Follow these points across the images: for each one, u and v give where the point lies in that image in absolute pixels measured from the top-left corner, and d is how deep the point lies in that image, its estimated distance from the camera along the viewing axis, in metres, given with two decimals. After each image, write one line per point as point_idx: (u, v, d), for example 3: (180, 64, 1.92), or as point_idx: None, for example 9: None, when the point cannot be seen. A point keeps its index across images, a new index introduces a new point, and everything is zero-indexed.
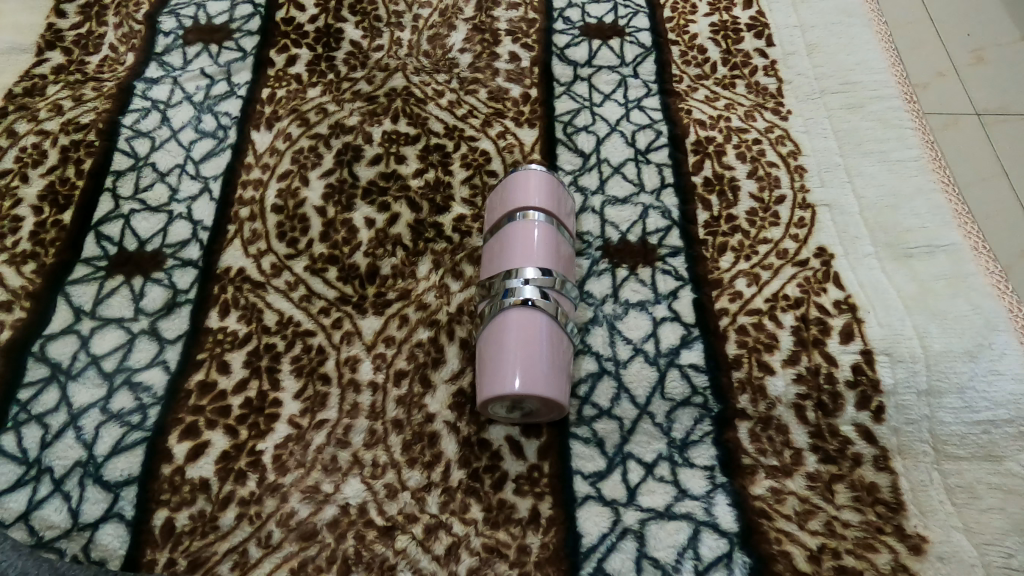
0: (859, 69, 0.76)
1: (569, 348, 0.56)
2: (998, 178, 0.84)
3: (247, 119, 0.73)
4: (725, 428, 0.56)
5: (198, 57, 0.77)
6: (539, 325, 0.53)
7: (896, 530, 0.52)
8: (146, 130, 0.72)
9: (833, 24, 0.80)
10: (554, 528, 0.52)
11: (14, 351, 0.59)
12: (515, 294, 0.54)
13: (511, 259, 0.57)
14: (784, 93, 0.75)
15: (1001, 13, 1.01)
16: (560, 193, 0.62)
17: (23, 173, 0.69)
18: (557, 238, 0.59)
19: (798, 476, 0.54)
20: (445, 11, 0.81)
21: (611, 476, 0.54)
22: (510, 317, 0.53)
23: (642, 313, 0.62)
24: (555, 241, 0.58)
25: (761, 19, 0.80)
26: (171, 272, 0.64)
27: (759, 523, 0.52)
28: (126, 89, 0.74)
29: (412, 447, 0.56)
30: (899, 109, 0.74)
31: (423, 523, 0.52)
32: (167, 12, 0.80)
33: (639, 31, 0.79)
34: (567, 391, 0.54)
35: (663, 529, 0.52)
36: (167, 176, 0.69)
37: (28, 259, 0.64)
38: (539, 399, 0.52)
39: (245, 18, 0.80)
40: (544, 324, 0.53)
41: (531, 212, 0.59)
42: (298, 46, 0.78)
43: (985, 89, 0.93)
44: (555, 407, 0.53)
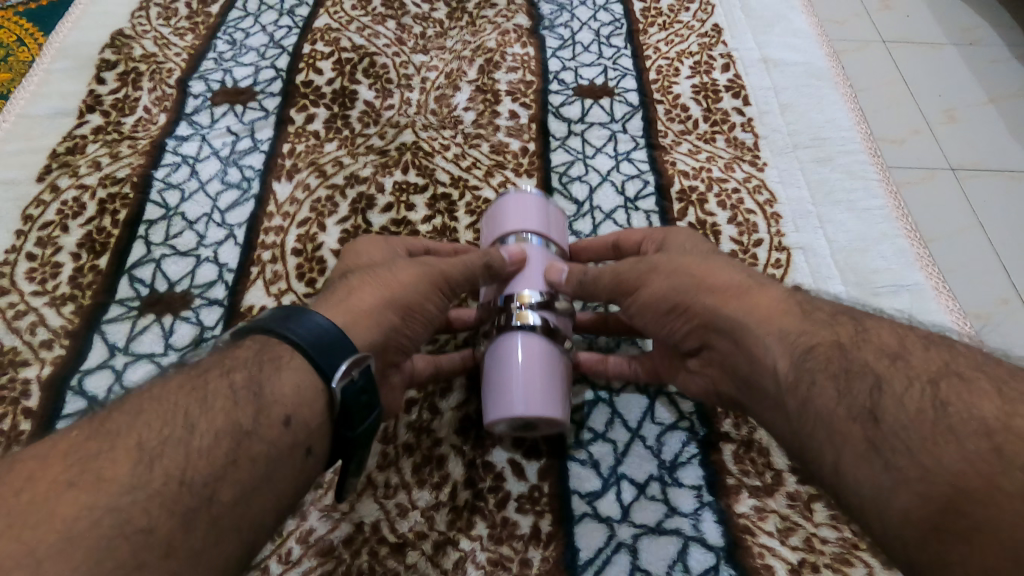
0: (827, 126, 0.84)
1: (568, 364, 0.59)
2: (974, 230, 0.91)
3: (269, 172, 0.79)
4: (710, 450, 0.61)
5: (224, 117, 0.84)
6: (538, 347, 0.56)
7: (870, 546, 0.56)
8: (177, 183, 0.78)
9: (803, 86, 0.88)
10: (554, 543, 0.56)
11: (55, 385, 0.64)
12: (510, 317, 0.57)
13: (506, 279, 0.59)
14: (760, 147, 0.82)
15: (968, 76, 1.10)
16: (552, 215, 0.66)
17: (64, 224, 0.74)
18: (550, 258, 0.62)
19: (779, 496, 0.58)
20: (450, 74, 0.89)
21: (606, 495, 0.59)
22: (511, 341, 0.56)
23: (633, 346, 0.67)
24: (550, 260, 0.61)
25: (738, 80, 0.88)
26: (199, 311, 0.69)
27: (743, 539, 0.56)
28: (158, 146, 0.81)
29: (422, 469, 0.60)
30: (865, 162, 0.81)
31: (431, 539, 0.57)
32: (197, 77, 0.88)
33: (626, 91, 0.87)
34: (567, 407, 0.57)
35: (654, 543, 0.56)
36: (195, 225, 0.75)
37: (67, 301, 0.69)
38: (542, 420, 0.55)
39: (268, 81, 0.87)
40: (542, 346, 0.56)
41: (526, 235, 0.63)
42: (316, 106, 0.85)
43: (958, 146, 1.00)
44: (557, 424, 0.56)
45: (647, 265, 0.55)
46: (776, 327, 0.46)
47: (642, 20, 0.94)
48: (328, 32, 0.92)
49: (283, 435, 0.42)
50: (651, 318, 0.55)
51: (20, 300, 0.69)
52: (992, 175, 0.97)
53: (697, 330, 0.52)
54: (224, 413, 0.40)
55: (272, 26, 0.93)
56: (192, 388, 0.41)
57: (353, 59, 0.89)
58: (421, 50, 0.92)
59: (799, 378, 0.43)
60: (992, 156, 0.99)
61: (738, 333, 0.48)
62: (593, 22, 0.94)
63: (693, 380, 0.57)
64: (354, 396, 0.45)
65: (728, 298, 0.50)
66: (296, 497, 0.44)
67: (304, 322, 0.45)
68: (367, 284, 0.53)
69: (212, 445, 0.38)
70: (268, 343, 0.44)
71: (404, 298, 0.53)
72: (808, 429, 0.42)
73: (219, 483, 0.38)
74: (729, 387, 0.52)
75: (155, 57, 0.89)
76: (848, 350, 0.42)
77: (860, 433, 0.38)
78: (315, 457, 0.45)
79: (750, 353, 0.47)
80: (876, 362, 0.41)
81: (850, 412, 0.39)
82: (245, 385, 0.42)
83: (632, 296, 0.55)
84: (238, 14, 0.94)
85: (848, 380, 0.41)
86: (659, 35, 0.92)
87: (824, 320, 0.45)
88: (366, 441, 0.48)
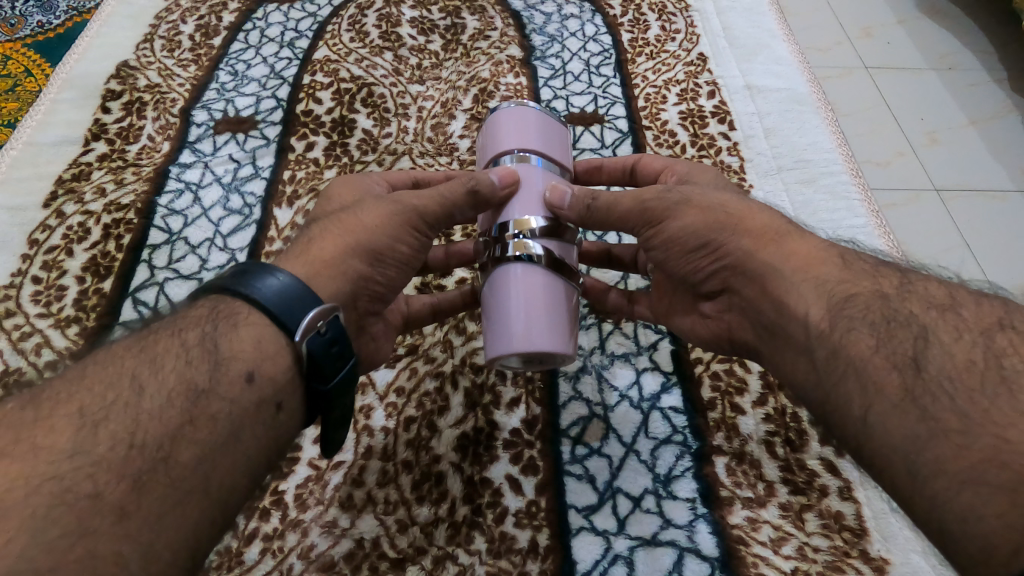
0: (810, 149, 0.87)
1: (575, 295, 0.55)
2: (959, 249, 0.94)
3: (270, 198, 0.81)
4: (703, 463, 0.62)
5: (226, 145, 0.86)
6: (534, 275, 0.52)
7: (861, 554, 0.57)
8: (180, 208, 0.80)
9: (786, 111, 0.91)
10: (552, 556, 0.57)
11: None
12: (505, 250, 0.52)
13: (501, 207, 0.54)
14: (746, 170, 0.85)
15: (949, 100, 1.14)
16: (548, 125, 0.58)
17: (69, 248, 0.76)
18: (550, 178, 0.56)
19: (771, 506, 0.60)
20: (446, 103, 0.92)
21: (602, 509, 0.60)
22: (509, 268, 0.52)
23: (626, 363, 0.69)
24: (551, 181, 0.55)
25: (723, 106, 0.91)
26: None
27: (737, 549, 0.57)
28: (161, 173, 0.83)
29: (421, 486, 0.61)
30: (847, 183, 0.84)
31: (431, 554, 0.58)
32: (199, 106, 0.90)
33: (616, 118, 0.90)
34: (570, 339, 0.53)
35: (650, 555, 0.57)
36: (198, 249, 0.77)
37: (72, 324, 0.71)
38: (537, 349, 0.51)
39: (269, 111, 0.90)
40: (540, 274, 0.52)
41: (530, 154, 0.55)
42: (316, 134, 0.87)
43: (941, 168, 1.04)
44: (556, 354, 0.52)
45: (679, 198, 0.52)
46: (814, 274, 0.46)
47: (630, 50, 0.98)
48: (327, 63, 0.95)
49: (246, 392, 0.41)
50: (676, 253, 0.53)
51: (25, 322, 0.71)
52: (975, 196, 1.00)
53: (723, 272, 0.51)
54: (176, 374, 0.40)
55: (273, 57, 0.96)
56: (142, 351, 0.41)
57: (352, 89, 0.92)
58: (417, 80, 0.95)
59: (834, 326, 0.43)
60: (975, 177, 1.03)
61: (769, 279, 0.48)
62: (583, 52, 0.97)
63: (704, 324, 0.58)
64: (323, 350, 0.44)
65: (765, 242, 0.49)
66: (272, 460, 0.44)
67: (263, 278, 0.44)
68: (331, 232, 0.51)
69: (164, 406, 0.39)
70: (222, 303, 0.45)
71: (372, 243, 0.51)
72: (837, 376, 0.42)
73: (176, 443, 0.38)
74: (746, 332, 0.52)
75: (159, 87, 0.92)
76: (892, 300, 0.43)
77: (897, 383, 0.39)
78: (291, 412, 0.45)
79: (779, 300, 0.47)
80: (923, 314, 0.41)
81: (889, 360, 0.40)
82: (199, 344, 0.42)
83: (656, 232, 0.53)
84: (240, 46, 0.98)
85: (890, 330, 0.41)
86: (647, 64, 0.96)
87: (867, 272, 0.45)
88: (344, 397, 0.47)
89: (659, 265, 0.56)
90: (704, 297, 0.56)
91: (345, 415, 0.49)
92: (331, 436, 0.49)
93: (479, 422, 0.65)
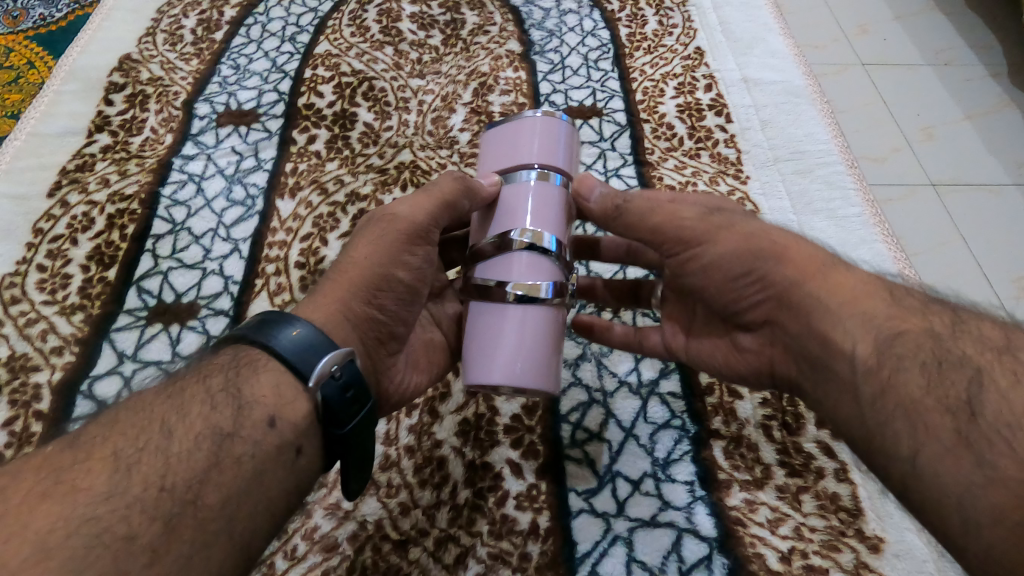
0: (806, 141, 0.88)
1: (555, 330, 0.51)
2: (956, 242, 0.95)
3: (273, 189, 0.82)
4: (701, 447, 0.63)
5: (228, 137, 0.87)
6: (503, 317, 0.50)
7: (856, 533, 0.58)
8: (183, 199, 0.81)
9: (782, 104, 0.92)
10: (553, 537, 0.58)
11: (66, 390, 0.66)
12: (503, 283, 0.50)
13: (486, 212, 0.54)
14: (742, 161, 0.86)
15: (945, 96, 1.15)
16: (545, 127, 0.54)
17: (73, 237, 0.77)
18: (541, 189, 0.52)
19: (768, 488, 0.61)
20: (446, 97, 0.93)
21: (602, 492, 0.61)
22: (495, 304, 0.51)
23: (625, 351, 0.70)
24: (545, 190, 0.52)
25: (720, 100, 0.92)
26: (205, 320, 0.72)
27: (735, 530, 0.58)
28: (165, 164, 0.84)
29: (423, 469, 0.62)
30: (843, 173, 0.85)
31: (433, 536, 0.58)
32: (202, 100, 0.91)
33: (615, 112, 0.91)
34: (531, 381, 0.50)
35: (650, 535, 0.58)
36: (201, 239, 0.78)
37: (77, 310, 0.71)
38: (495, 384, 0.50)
39: (271, 104, 0.91)
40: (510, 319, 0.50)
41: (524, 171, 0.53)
42: (318, 127, 0.88)
43: (937, 162, 1.05)
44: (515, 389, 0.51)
45: (722, 222, 0.51)
46: (859, 309, 0.43)
47: (628, 44, 0.99)
48: (329, 58, 0.96)
49: (266, 436, 0.41)
50: (717, 282, 0.51)
51: (31, 308, 0.72)
52: (970, 188, 1.02)
53: (766, 304, 0.49)
54: (202, 420, 0.40)
55: (274, 52, 0.97)
56: (169, 398, 0.40)
57: (352, 83, 0.93)
58: (417, 75, 0.96)
59: (882, 363, 0.41)
60: (971, 172, 1.04)
61: (815, 315, 0.45)
62: (581, 47, 0.99)
63: (742, 358, 0.54)
64: (338, 395, 0.43)
65: (813, 273, 0.46)
66: (293, 506, 0.42)
67: (282, 326, 0.43)
68: (333, 279, 0.51)
69: (191, 449, 0.38)
70: (241, 351, 0.44)
71: (366, 277, 0.50)
72: (883, 417, 0.40)
73: (204, 485, 0.37)
74: (783, 363, 0.49)
75: (162, 80, 0.93)
76: (945, 341, 0.40)
77: (951, 427, 0.37)
78: (310, 458, 0.43)
79: (825, 336, 0.44)
80: (977, 356, 0.39)
81: (940, 403, 0.38)
82: (223, 390, 0.41)
83: (694, 255, 0.51)
84: (242, 41, 0.99)
85: (942, 372, 0.39)
86: (644, 59, 0.97)
87: (916, 308, 0.43)
88: (363, 439, 0.45)
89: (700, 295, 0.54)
90: (742, 325, 0.53)
91: (365, 455, 0.47)
92: (352, 478, 0.47)
93: (480, 408, 0.66)
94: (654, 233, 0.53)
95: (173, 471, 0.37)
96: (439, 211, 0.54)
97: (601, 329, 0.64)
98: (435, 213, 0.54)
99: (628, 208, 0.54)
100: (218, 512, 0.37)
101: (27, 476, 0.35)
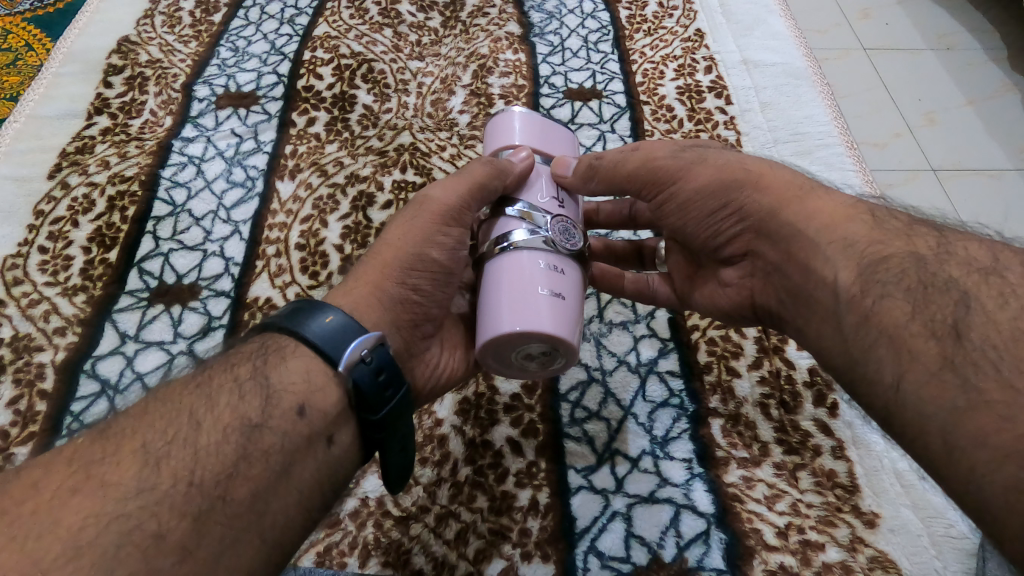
0: (806, 122, 0.88)
1: (548, 273, 0.49)
2: None
3: (273, 171, 0.82)
4: (699, 425, 0.64)
5: (228, 119, 0.87)
6: (495, 275, 0.49)
7: (852, 509, 0.59)
8: (183, 181, 0.81)
9: (782, 85, 0.92)
10: (552, 513, 0.59)
11: (70, 369, 0.67)
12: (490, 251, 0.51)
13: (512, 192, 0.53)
14: (742, 143, 0.86)
15: (947, 79, 1.15)
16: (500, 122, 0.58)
17: (74, 219, 0.77)
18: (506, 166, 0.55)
19: (765, 465, 0.61)
20: (445, 80, 0.93)
21: (600, 469, 0.61)
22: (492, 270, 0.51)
23: (624, 331, 0.71)
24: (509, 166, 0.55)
25: (720, 81, 0.92)
26: (206, 301, 0.72)
27: (733, 505, 0.59)
28: (165, 147, 0.84)
29: (424, 448, 0.63)
30: (842, 155, 0.85)
31: (434, 512, 0.59)
32: (201, 82, 0.91)
33: (614, 94, 0.91)
34: (529, 323, 0.46)
35: (648, 511, 0.59)
36: (201, 221, 0.78)
37: (79, 292, 0.72)
38: (497, 340, 0.48)
39: (271, 86, 0.90)
40: (500, 272, 0.49)
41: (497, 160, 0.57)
42: (317, 110, 0.88)
43: (938, 146, 1.05)
44: (516, 337, 0.47)
45: (695, 158, 0.54)
46: (839, 237, 0.45)
47: (628, 26, 0.99)
48: (328, 40, 0.95)
49: (297, 426, 0.41)
50: (693, 217, 0.54)
51: (33, 289, 0.72)
52: (969, 172, 1.02)
53: (745, 234, 0.52)
54: (230, 410, 0.40)
55: (273, 34, 0.97)
56: (196, 389, 0.41)
57: (352, 65, 0.93)
58: (417, 57, 0.95)
59: (866, 291, 0.42)
60: (971, 156, 1.04)
61: (797, 244, 0.47)
62: (581, 29, 0.98)
63: (724, 293, 0.56)
64: (369, 380, 0.43)
65: (788, 201, 0.49)
66: (329, 498, 0.43)
67: (317, 314, 0.44)
68: (371, 259, 0.51)
69: (220, 442, 0.38)
70: (270, 338, 0.44)
71: (401, 259, 0.50)
72: (867, 345, 0.41)
73: (232, 481, 0.37)
74: (768, 298, 0.51)
75: (160, 62, 0.93)
76: (929, 262, 0.41)
77: (936, 350, 0.37)
78: (346, 448, 0.44)
79: (806, 266, 0.46)
80: (965, 278, 0.39)
81: (927, 328, 0.38)
82: (251, 377, 0.42)
83: (671, 194, 0.55)
84: (241, 23, 0.98)
85: (927, 296, 0.39)
86: (644, 40, 0.97)
87: (897, 230, 0.44)
88: (396, 424, 0.45)
89: (680, 237, 0.57)
90: (724, 263, 0.55)
91: (404, 448, 0.48)
92: (392, 468, 0.48)
93: (480, 387, 0.66)
94: (631, 179, 0.56)
95: (202, 465, 0.37)
96: (471, 197, 0.52)
97: (614, 279, 0.64)
98: (468, 196, 0.52)
99: (601, 168, 0.54)
100: (244, 499, 0.37)
101: (50, 471, 0.35)
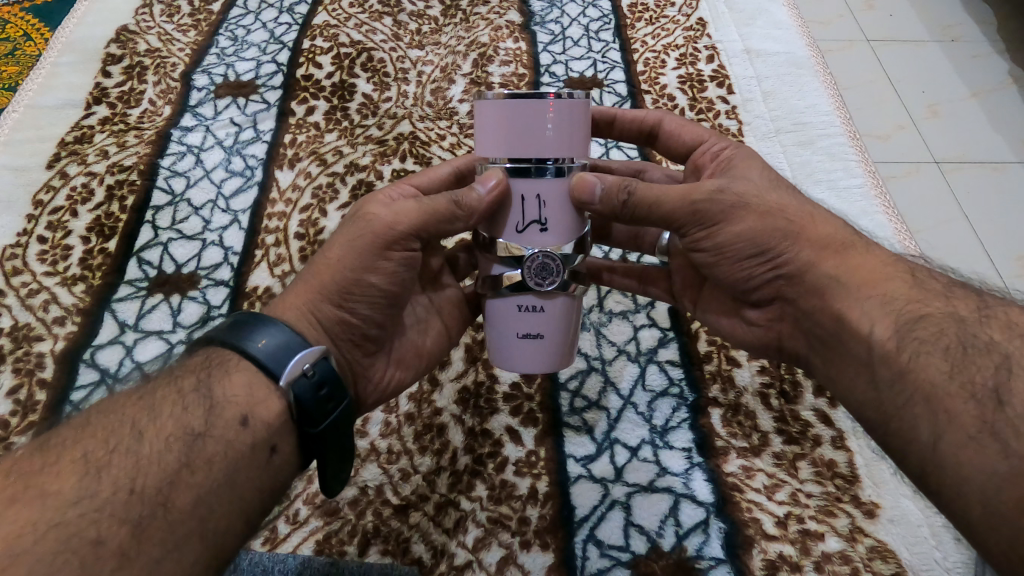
0: (808, 112, 0.88)
1: (545, 330, 0.51)
2: (959, 220, 0.95)
3: (271, 161, 0.82)
4: (699, 414, 0.63)
5: (227, 109, 0.87)
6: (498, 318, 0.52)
7: (852, 499, 0.59)
8: (182, 170, 0.81)
9: (784, 74, 0.91)
10: (551, 501, 0.58)
11: (68, 358, 0.67)
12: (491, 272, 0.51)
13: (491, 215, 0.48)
14: (744, 133, 0.85)
15: (952, 72, 1.14)
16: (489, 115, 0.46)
17: (73, 209, 0.77)
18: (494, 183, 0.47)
19: (765, 455, 0.61)
20: (445, 68, 0.92)
21: (600, 458, 0.61)
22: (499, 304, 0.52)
23: (624, 321, 0.70)
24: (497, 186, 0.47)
25: (722, 70, 0.91)
26: (205, 291, 0.72)
27: (732, 495, 0.59)
28: (163, 136, 0.84)
29: (423, 436, 0.63)
30: (844, 145, 0.85)
31: (434, 501, 0.59)
32: (200, 71, 0.91)
33: (615, 83, 0.90)
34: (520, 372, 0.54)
35: (647, 499, 0.59)
36: (200, 210, 0.78)
37: (78, 281, 0.72)
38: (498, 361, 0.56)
39: (269, 75, 0.90)
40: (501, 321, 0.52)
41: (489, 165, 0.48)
42: (316, 99, 0.88)
43: (941, 139, 1.04)
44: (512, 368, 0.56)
45: (735, 199, 0.49)
46: (880, 291, 0.44)
47: (629, 15, 0.98)
48: (327, 28, 0.95)
49: (241, 435, 0.41)
50: (727, 257, 0.51)
51: (33, 280, 0.72)
52: (973, 165, 1.01)
53: (778, 281, 0.50)
54: (173, 420, 0.40)
55: (273, 22, 0.96)
56: (141, 400, 0.41)
57: (351, 54, 0.92)
58: (416, 46, 0.95)
59: (900, 347, 0.41)
60: (975, 149, 1.03)
61: (834, 295, 0.46)
62: (582, 18, 0.97)
63: (749, 331, 0.56)
64: (310, 394, 0.43)
65: (827, 254, 0.48)
66: (268, 505, 0.42)
67: (253, 333, 0.43)
68: (307, 279, 0.50)
69: (162, 450, 0.38)
70: (214, 352, 0.44)
71: (337, 281, 0.49)
72: (901, 402, 0.40)
73: (182, 489, 0.37)
74: (799, 342, 0.51)
75: (159, 52, 0.92)
76: (969, 324, 0.41)
77: (973, 413, 0.36)
78: (286, 456, 0.43)
79: (842, 316, 0.45)
80: (1006, 341, 0.39)
81: (965, 390, 0.37)
82: (195, 390, 0.42)
83: (708, 234, 0.50)
84: (240, 12, 0.98)
85: (967, 358, 0.38)
86: (645, 29, 0.96)
87: (939, 291, 0.44)
88: (339, 437, 0.45)
89: (705, 267, 0.54)
90: (751, 304, 0.54)
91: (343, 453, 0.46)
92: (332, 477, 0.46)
93: (479, 376, 0.66)
94: (666, 220, 0.50)
95: (148, 478, 0.37)
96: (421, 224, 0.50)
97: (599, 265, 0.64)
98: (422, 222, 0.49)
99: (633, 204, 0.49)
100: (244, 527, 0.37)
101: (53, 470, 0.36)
